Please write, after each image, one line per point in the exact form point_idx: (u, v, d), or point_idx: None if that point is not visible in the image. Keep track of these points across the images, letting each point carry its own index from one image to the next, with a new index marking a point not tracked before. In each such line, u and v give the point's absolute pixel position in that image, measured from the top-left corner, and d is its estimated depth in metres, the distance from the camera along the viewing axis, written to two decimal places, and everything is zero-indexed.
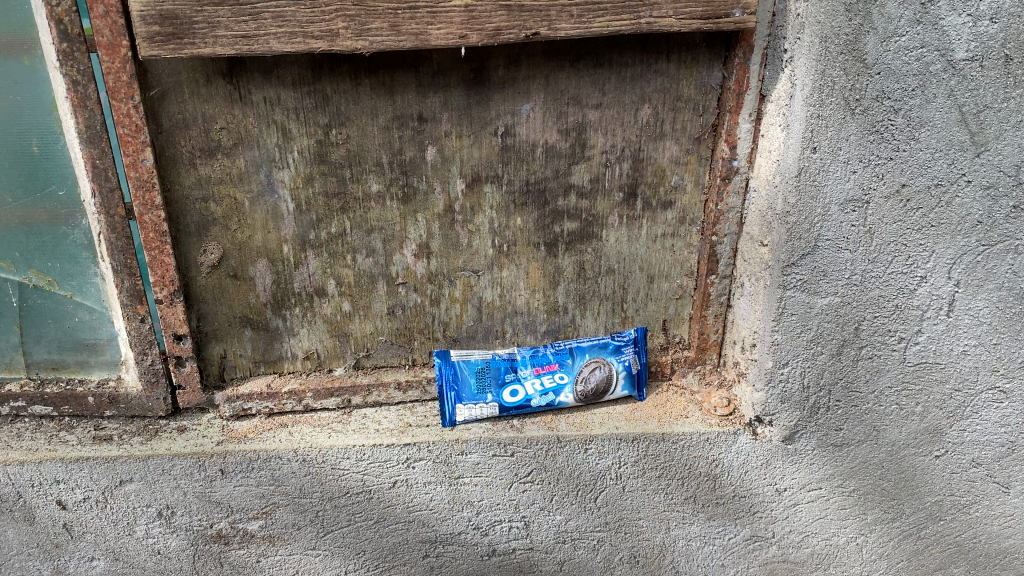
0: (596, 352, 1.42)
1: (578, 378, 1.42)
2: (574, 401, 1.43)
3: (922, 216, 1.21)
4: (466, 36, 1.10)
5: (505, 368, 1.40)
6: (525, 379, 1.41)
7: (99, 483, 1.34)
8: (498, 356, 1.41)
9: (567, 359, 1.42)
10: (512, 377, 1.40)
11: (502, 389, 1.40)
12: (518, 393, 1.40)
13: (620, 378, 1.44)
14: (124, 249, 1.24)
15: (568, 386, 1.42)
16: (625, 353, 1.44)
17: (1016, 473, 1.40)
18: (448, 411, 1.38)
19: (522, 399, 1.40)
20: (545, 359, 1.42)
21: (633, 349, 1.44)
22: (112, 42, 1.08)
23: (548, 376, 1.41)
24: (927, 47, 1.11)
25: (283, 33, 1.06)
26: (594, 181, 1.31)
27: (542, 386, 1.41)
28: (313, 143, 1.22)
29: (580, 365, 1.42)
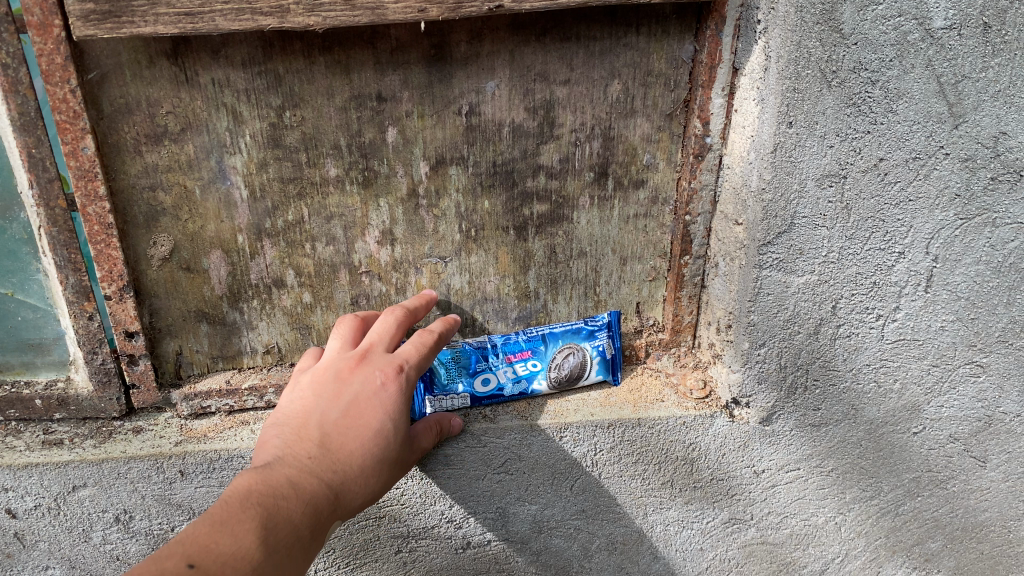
0: (569, 338, 1.36)
1: (551, 365, 1.37)
2: (547, 388, 1.38)
3: (900, 190, 1.18)
4: (425, 9, 1.03)
5: (478, 358, 1.33)
6: (497, 368, 1.34)
7: (51, 489, 1.28)
8: (469, 343, 1.33)
9: (539, 346, 1.36)
10: (484, 367, 1.34)
11: (473, 380, 1.34)
12: (489, 383, 1.35)
13: (594, 366, 1.39)
14: (66, 243, 1.16)
15: (541, 373, 1.37)
16: (600, 339, 1.38)
17: (992, 447, 1.41)
18: (416, 404, 1.32)
19: (493, 388, 1.35)
20: (518, 347, 1.35)
21: (608, 335, 1.39)
22: (43, 22, 1.00)
23: (520, 364, 1.36)
24: (904, 15, 1.06)
25: (229, 10, 0.99)
26: (564, 161, 1.26)
27: (515, 374, 1.36)
28: (266, 126, 1.15)
29: (554, 353, 1.36)
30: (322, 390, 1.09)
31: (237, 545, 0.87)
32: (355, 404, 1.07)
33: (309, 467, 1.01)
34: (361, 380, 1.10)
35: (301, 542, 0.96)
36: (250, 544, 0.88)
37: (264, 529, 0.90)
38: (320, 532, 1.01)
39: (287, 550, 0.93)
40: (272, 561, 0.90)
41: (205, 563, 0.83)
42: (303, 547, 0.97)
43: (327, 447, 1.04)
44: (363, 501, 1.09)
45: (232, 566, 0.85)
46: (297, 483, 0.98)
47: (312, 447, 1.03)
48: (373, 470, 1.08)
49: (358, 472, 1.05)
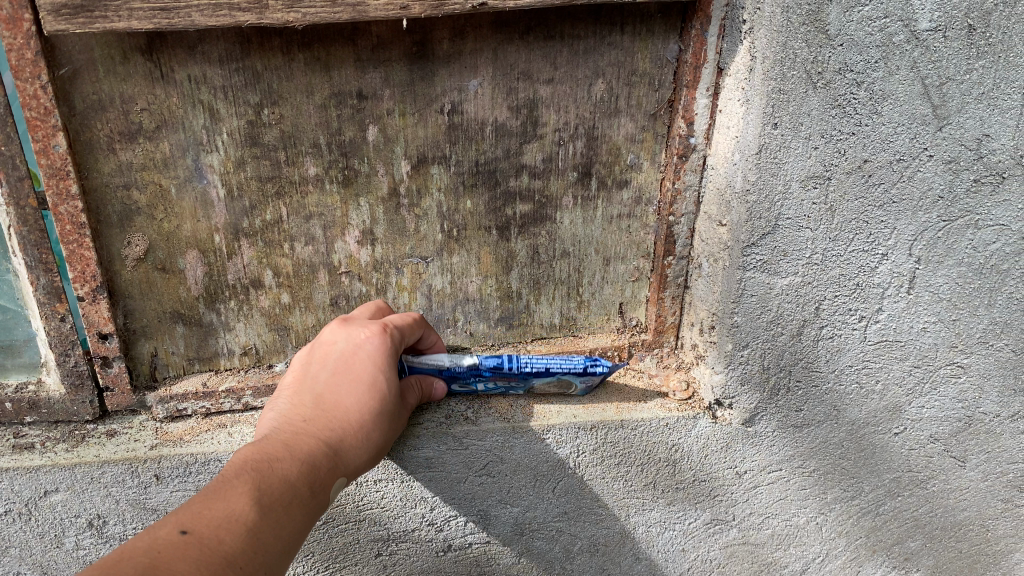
0: (561, 373, 1.28)
1: (532, 382, 1.31)
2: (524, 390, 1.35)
3: (884, 192, 1.17)
4: (408, 6, 1.01)
5: (462, 373, 1.26)
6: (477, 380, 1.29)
7: (22, 495, 1.25)
8: (456, 366, 1.24)
9: (528, 375, 1.28)
10: (465, 379, 1.28)
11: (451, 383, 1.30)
12: (467, 388, 1.31)
13: (578, 386, 1.34)
14: (37, 243, 1.13)
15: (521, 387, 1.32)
16: (592, 377, 1.30)
17: (971, 447, 1.42)
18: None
19: (471, 390, 1.32)
20: (507, 373, 1.27)
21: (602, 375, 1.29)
22: (12, 15, 0.96)
23: (503, 381, 1.30)
24: (890, 17, 1.06)
25: (206, 5, 0.97)
26: (547, 161, 1.24)
27: (494, 385, 1.31)
28: (243, 124, 1.13)
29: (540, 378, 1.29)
30: (310, 360, 1.11)
31: (229, 510, 0.87)
32: (344, 362, 1.08)
33: (305, 429, 1.02)
34: (347, 339, 1.11)
35: (300, 500, 0.95)
36: (242, 507, 0.88)
37: (257, 492, 0.90)
38: (323, 490, 1.00)
39: (284, 509, 0.92)
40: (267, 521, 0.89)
41: (197, 528, 0.84)
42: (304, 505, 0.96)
43: (322, 407, 1.05)
44: (367, 460, 1.08)
45: (226, 530, 0.85)
46: (292, 445, 0.99)
47: (308, 410, 1.04)
48: (375, 424, 1.07)
49: (356, 427, 1.05)
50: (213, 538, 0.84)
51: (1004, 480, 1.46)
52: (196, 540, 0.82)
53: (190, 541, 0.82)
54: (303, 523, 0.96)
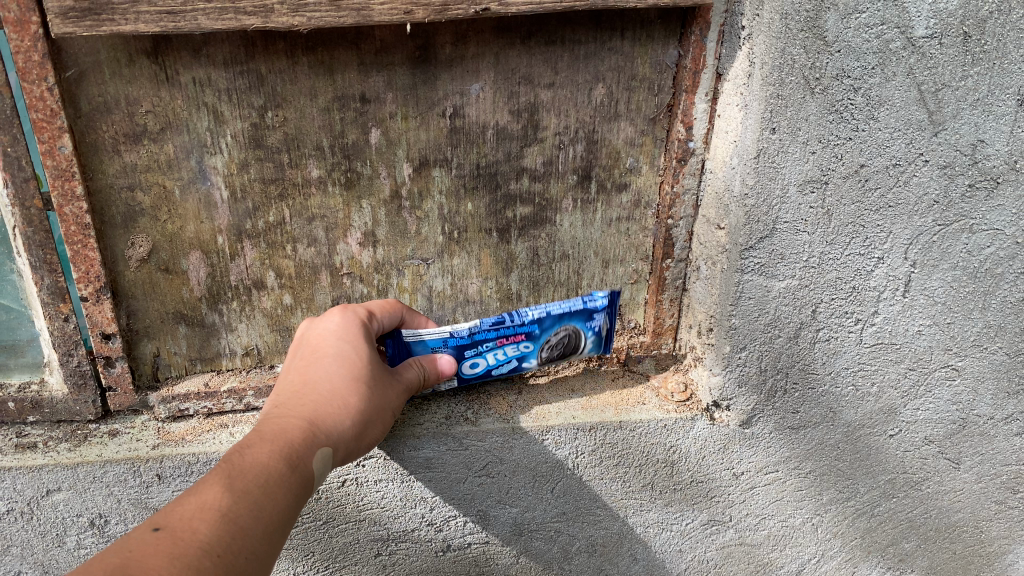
0: (566, 319, 1.25)
1: (543, 345, 1.27)
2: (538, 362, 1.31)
3: (880, 197, 1.19)
4: (412, 11, 1.02)
5: (467, 342, 1.23)
6: (485, 351, 1.25)
7: (24, 494, 1.25)
8: (457, 333, 1.22)
9: (534, 329, 1.25)
10: (473, 351, 1.24)
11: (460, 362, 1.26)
12: (476, 366, 1.27)
13: (589, 344, 1.31)
14: (41, 243, 1.13)
15: (533, 353, 1.28)
16: (599, 320, 1.28)
17: (965, 449, 1.43)
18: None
19: (482, 369, 1.28)
20: (511, 330, 1.24)
21: (604, 314, 1.28)
22: (20, 18, 0.97)
23: (512, 346, 1.26)
24: (887, 24, 1.07)
25: (212, 9, 0.98)
26: (547, 164, 1.25)
27: (505, 357, 1.27)
28: (247, 127, 1.14)
29: (548, 334, 1.26)
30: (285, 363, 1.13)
31: (201, 498, 0.85)
32: (309, 349, 1.11)
33: (280, 410, 1.01)
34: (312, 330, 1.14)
35: (281, 466, 0.93)
36: (214, 496, 0.85)
37: (229, 478, 0.88)
38: (308, 461, 0.97)
39: (264, 485, 0.89)
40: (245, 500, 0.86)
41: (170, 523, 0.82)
42: (287, 478, 0.93)
43: (295, 389, 1.05)
44: (354, 429, 1.05)
45: (199, 515, 0.83)
46: (266, 426, 0.99)
47: (284, 396, 1.05)
48: (352, 388, 1.06)
49: (330, 400, 1.04)
50: (188, 527, 0.81)
51: (997, 482, 1.47)
52: (168, 533, 0.80)
53: (163, 535, 0.80)
54: (292, 497, 0.93)
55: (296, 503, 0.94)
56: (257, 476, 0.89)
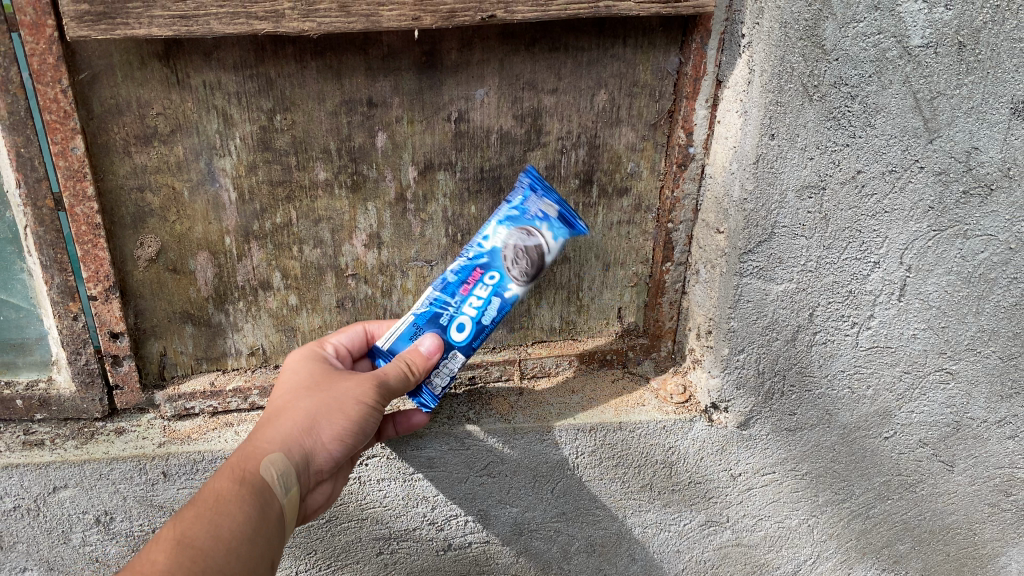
0: (500, 227, 1.14)
1: (507, 263, 1.13)
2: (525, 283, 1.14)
3: (876, 202, 1.21)
4: (420, 17, 1.04)
5: (432, 310, 1.13)
6: (458, 306, 1.13)
7: (31, 491, 1.26)
8: (417, 312, 1.14)
9: (482, 255, 1.13)
10: (444, 314, 1.13)
11: (450, 335, 1.13)
12: (466, 326, 1.13)
13: (551, 233, 1.13)
14: (52, 243, 1.15)
15: (505, 278, 1.13)
16: (534, 203, 1.14)
17: (959, 451, 1.45)
18: (426, 392, 1.15)
19: (473, 327, 1.13)
20: (464, 271, 1.14)
21: (534, 195, 1.14)
22: (36, 21, 0.99)
23: (477, 286, 1.13)
24: (884, 33, 1.10)
25: (225, 14, 1.00)
26: (549, 168, 1.28)
27: (484, 301, 1.13)
28: (256, 129, 1.16)
29: (499, 249, 1.13)
30: None
31: (162, 534, 0.96)
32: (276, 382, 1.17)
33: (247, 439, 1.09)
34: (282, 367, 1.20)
35: (227, 487, 1.00)
36: (169, 529, 0.96)
37: (182, 513, 0.98)
38: (253, 470, 1.02)
39: (210, 507, 0.97)
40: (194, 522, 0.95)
41: (134, 562, 0.93)
42: (233, 493, 1.00)
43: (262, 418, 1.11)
44: (301, 427, 1.05)
45: (155, 549, 0.94)
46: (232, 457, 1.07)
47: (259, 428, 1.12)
48: (299, 395, 1.09)
49: (277, 413, 1.08)
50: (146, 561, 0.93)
51: (990, 484, 1.50)
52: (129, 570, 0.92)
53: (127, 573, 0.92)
54: (242, 506, 0.99)
55: (252, 509, 0.99)
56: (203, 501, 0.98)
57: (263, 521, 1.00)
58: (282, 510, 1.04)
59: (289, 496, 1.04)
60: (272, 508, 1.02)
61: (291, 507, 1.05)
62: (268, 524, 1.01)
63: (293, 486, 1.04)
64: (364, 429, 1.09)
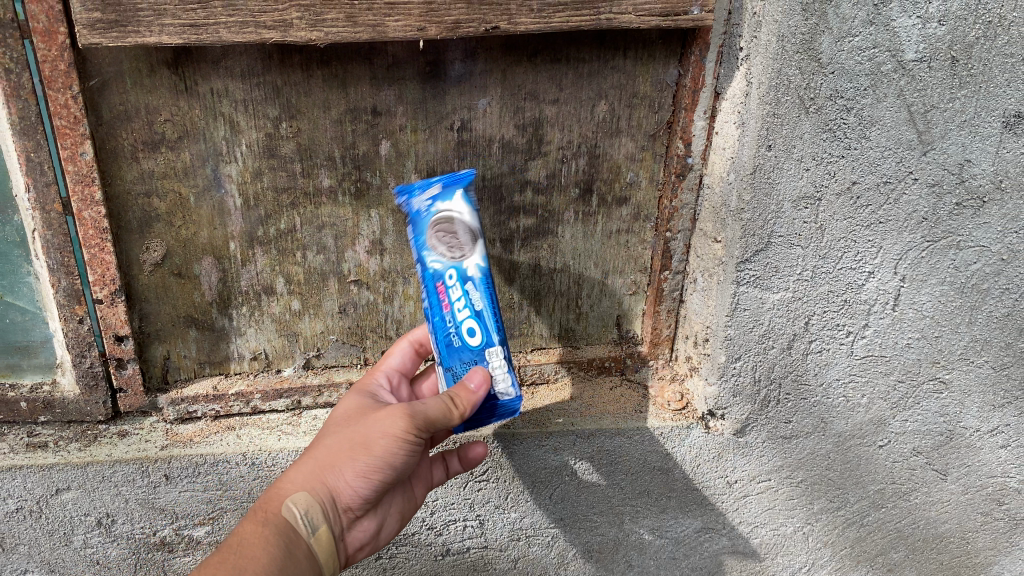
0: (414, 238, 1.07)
1: (449, 254, 1.06)
2: (477, 249, 1.07)
3: (871, 213, 1.23)
4: (425, 28, 1.06)
5: (444, 346, 1.08)
6: (453, 319, 1.07)
7: (34, 492, 1.27)
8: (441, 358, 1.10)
9: (428, 271, 1.07)
10: (452, 337, 1.07)
11: (479, 347, 1.07)
12: (475, 324, 1.06)
13: (451, 199, 1.06)
14: (60, 247, 1.17)
15: (459, 266, 1.06)
16: (418, 195, 1.08)
17: (952, 460, 1.47)
18: (503, 402, 1.07)
19: (479, 320, 1.06)
20: (432, 295, 1.08)
21: (413, 194, 1.08)
22: (48, 29, 1.01)
23: (450, 291, 1.07)
24: (879, 47, 1.12)
25: (234, 23, 1.02)
26: (550, 177, 1.30)
27: (466, 298, 1.06)
28: (262, 136, 1.18)
29: (430, 253, 1.06)
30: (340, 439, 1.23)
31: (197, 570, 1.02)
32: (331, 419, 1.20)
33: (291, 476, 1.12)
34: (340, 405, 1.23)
35: (253, 526, 1.04)
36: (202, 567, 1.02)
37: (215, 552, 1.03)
38: (278, 511, 1.04)
39: (233, 547, 1.01)
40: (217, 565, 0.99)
41: None
42: (257, 534, 1.03)
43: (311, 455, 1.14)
44: (326, 464, 1.06)
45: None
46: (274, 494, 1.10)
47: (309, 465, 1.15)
48: (334, 431, 1.11)
49: (311, 450, 1.09)
50: None
51: (983, 493, 1.51)
52: None
53: None
54: (264, 547, 1.01)
55: (275, 549, 1.01)
56: (230, 545, 1.01)
57: (288, 560, 1.02)
58: (311, 549, 1.05)
59: (317, 535, 1.05)
60: (298, 547, 1.04)
61: (322, 546, 1.06)
62: (293, 564, 1.03)
63: (321, 525, 1.05)
64: (397, 464, 1.07)
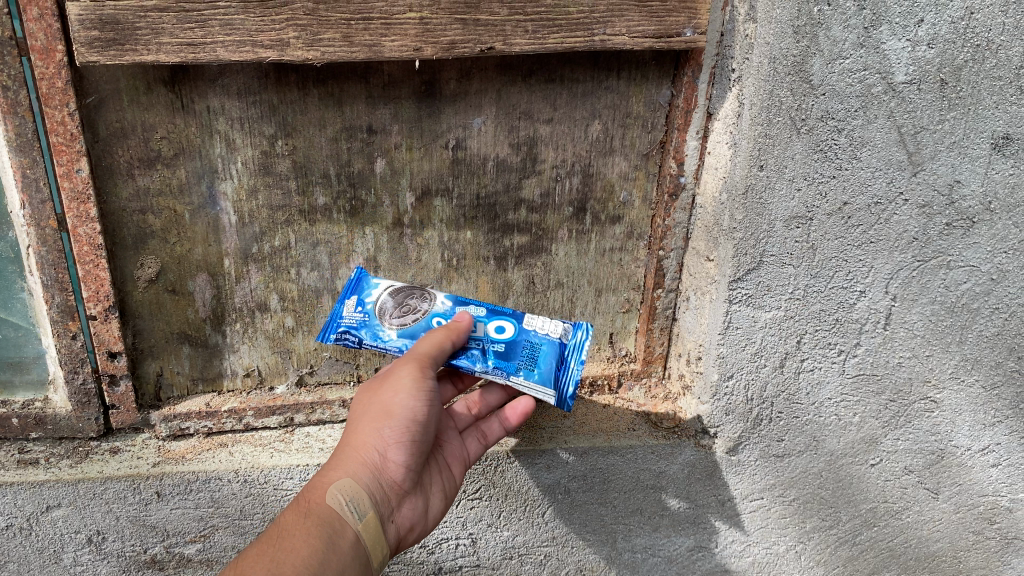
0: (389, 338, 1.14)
1: (424, 312, 1.16)
2: (432, 294, 1.19)
3: (862, 233, 1.24)
4: (421, 48, 1.07)
5: (501, 360, 1.13)
6: (481, 337, 1.15)
7: (24, 509, 1.27)
8: (510, 371, 1.12)
9: None
10: (496, 346, 1.14)
11: (522, 329, 1.15)
12: (497, 319, 1.16)
13: (374, 292, 1.18)
14: (54, 263, 1.16)
15: (439, 313, 1.17)
16: (347, 310, 1.16)
17: (944, 479, 1.47)
18: (571, 340, 1.17)
19: (495, 317, 1.16)
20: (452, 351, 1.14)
21: (343, 322, 1.15)
22: (46, 46, 1.02)
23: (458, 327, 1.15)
24: (869, 69, 1.14)
25: (231, 42, 1.03)
26: (544, 196, 1.30)
27: (470, 319, 1.16)
28: (258, 154, 1.18)
29: (411, 327, 1.15)
30: None
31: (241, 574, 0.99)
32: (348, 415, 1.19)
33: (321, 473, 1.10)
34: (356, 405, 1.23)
35: (294, 521, 1.02)
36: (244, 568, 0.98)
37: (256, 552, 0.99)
38: (318, 503, 1.02)
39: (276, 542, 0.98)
40: (258, 559, 0.95)
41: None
42: (299, 527, 1.00)
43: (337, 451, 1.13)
44: (357, 444, 1.06)
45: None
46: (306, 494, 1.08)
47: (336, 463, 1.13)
48: (356, 417, 1.10)
49: (340, 441, 1.09)
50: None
51: (975, 512, 1.50)
52: None
53: None
54: (308, 539, 0.98)
55: (317, 540, 0.99)
56: (272, 540, 0.99)
57: (334, 551, 1.00)
58: (357, 535, 1.03)
59: (361, 519, 1.03)
60: (343, 536, 1.01)
61: (368, 531, 1.04)
62: (339, 554, 1.00)
63: (364, 508, 1.03)
64: (421, 421, 1.07)
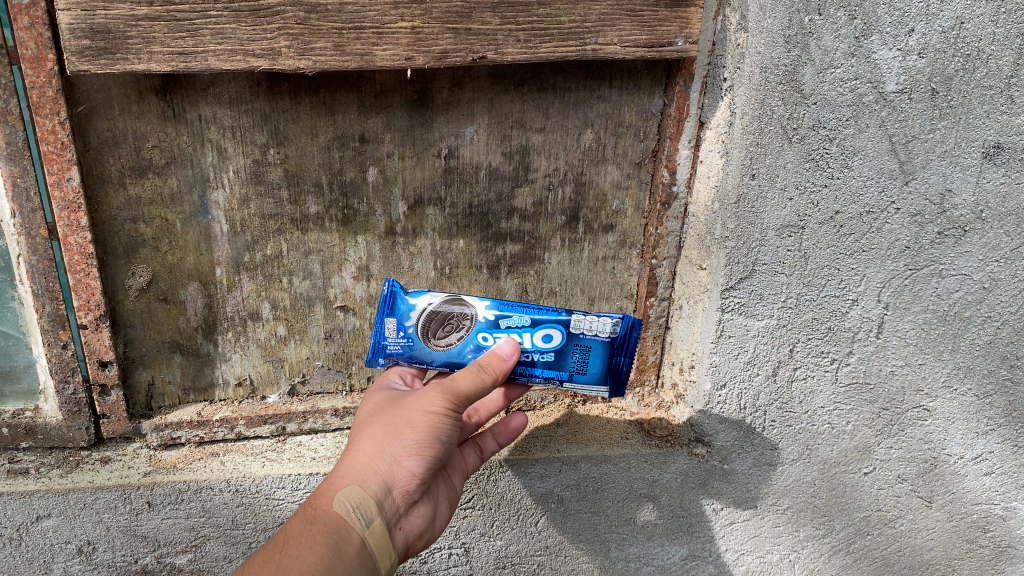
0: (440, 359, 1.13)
1: (465, 331, 1.11)
2: (468, 305, 1.10)
3: (854, 241, 1.25)
4: (413, 57, 1.07)
5: (553, 367, 1.12)
6: (529, 350, 1.11)
7: (14, 520, 1.26)
8: (563, 375, 1.13)
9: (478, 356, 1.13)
10: (545, 356, 1.11)
11: (570, 337, 1.09)
12: (541, 328, 1.09)
13: (411, 311, 1.10)
14: (44, 272, 1.16)
15: (481, 330, 1.10)
16: (387, 338, 1.12)
17: (937, 487, 1.46)
18: (620, 335, 1.10)
19: (538, 327, 1.09)
20: None
21: (387, 350, 1.13)
22: (37, 55, 1.02)
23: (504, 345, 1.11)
24: (860, 78, 1.14)
25: (222, 51, 1.03)
26: (537, 205, 1.30)
27: (516, 332, 1.10)
28: (249, 163, 1.18)
29: (457, 346, 1.12)
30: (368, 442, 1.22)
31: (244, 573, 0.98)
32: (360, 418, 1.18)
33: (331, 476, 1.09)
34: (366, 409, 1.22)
35: (302, 524, 1.01)
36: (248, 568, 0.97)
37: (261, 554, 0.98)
38: (327, 509, 1.01)
39: (282, 546, 0.97)
40: (264, 564, 0.94)
41: None
42: (307, 532, 0.99)
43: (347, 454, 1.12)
44: (373, 452, 1.05)
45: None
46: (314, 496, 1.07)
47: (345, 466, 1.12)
48: (372, 423, 1.10)
49: (353, 446, 1.08)
50: None
51: (969, 520, 1.49)
52: None
53: None
54: (316, 545, 0.97)
55: (325, 547, 0.98)
56: (278, 543, 0.98)
57: (340, 558, 0.99)
58: (364, 543, 1.02)
59: (369, 526, 1.02)
60: (349, 542, 1.01)
61: (375, 539, 1.03)
62: (344, 562, 0.99)
63: (372, 514, 1.03)
64: (442, 438, 1.07)
